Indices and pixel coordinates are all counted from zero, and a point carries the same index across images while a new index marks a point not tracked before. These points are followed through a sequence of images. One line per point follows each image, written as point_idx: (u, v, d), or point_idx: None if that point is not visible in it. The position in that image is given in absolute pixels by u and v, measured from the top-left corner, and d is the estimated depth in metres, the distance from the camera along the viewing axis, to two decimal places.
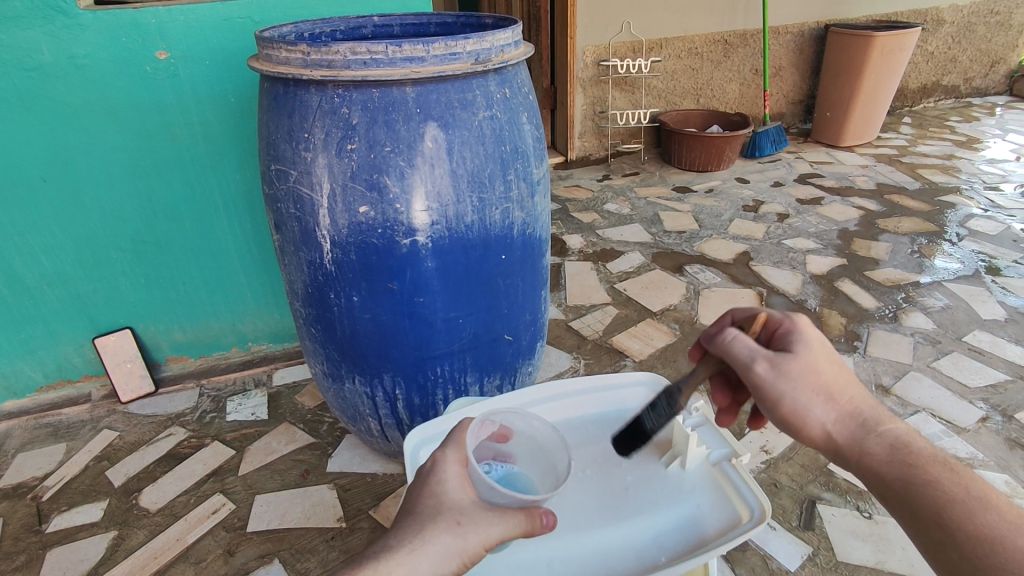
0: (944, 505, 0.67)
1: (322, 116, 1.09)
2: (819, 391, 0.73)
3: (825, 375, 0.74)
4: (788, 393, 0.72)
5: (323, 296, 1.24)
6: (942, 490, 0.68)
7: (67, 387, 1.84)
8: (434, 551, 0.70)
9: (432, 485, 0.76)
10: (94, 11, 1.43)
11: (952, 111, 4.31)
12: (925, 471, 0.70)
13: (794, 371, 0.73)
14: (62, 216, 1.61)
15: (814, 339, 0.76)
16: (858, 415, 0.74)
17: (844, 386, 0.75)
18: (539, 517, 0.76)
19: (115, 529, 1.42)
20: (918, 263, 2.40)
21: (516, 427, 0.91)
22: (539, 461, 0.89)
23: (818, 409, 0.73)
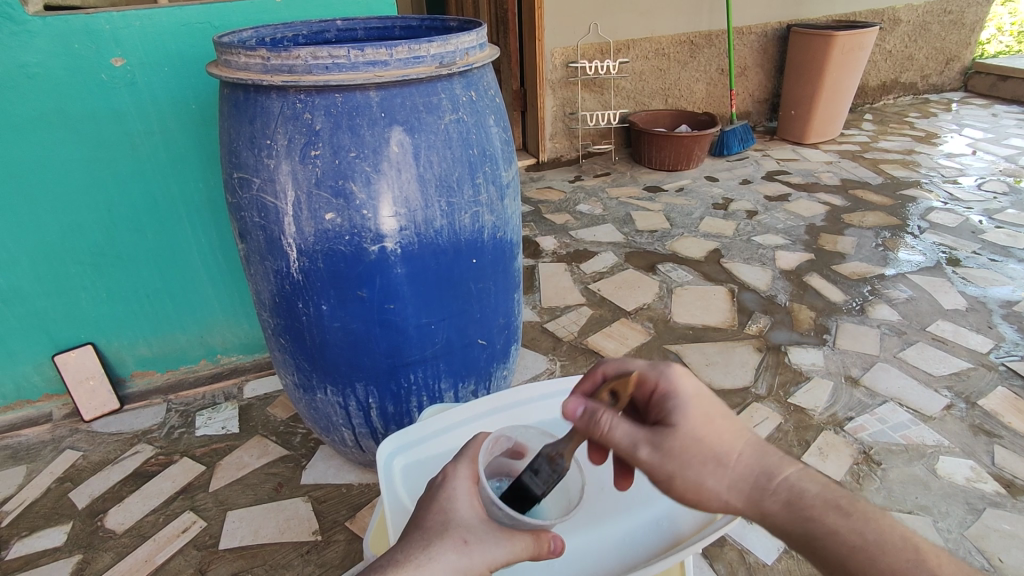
0: (872, 559, 0.67)
1: (284, 122, 1.07)
2: (709, 459, 0.73)
3: (713, 430, 0.74)
4: (676, 470, 0.72)
5: (292, 305, 1.21)
6: (862, 536, 0.68)
7: (27, 407, 1.77)
8: (439, 568, 0.67)
9: (440, 501, 0.74)
10: (43, 17, 1.37)
11: (911, 108, 4.44)
12: (843, 519, 0.70)
13: (680, 450, 0.72)
14: (15, 231, 1.55)
15: (693, 396, 0.76)
16: (752, 475, 0.73)
17: (737, 430, 0.75)
18: (547, 540, 0.74)
19: (80, 553, 1.37)
20: (883, 256, 2.47)
21: (532, 445, 0.90)
22: (553, 480, 0.87)
23: (709, 478, 0.73)
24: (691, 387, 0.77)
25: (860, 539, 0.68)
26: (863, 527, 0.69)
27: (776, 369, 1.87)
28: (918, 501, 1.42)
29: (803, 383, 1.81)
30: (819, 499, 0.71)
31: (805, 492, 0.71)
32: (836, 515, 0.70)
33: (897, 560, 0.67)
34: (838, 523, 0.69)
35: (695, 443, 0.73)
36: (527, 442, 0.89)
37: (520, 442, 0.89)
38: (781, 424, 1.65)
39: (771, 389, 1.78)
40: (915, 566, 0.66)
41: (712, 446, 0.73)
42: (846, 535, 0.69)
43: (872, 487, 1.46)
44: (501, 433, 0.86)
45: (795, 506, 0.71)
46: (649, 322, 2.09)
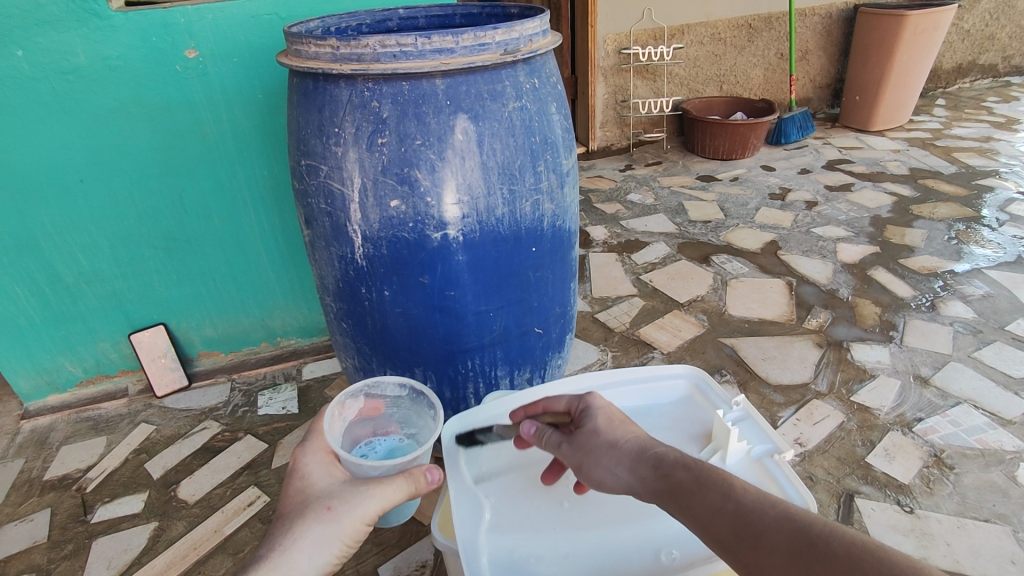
0: (702, 499, 0.65)
1: (352, 110, 1.09)
2: (603, 443, 0.78)
3: (615, 427, 0.80)
4: (584, 457, 0.78)
5: (355, 290, 1.24)
6: (695, 480, 0.67)
7: (105, 382, 1.88)
8: (311, 541, 0.75)
9: (297, 484, 0.84)
10: (125, 12, 1.44)
11: (989, 92, 4.16)
12: (685, 472, 0.68)
13: (586, 441, 0.79)
14: (97, 216, 1.64)
15: (603, 405, 0.84)
16: (637, 445, 0.76)
17: (600, 431, 0.79)
18: (423, 475, 0.84)
19: (156, 521, 1.46)
20: (956, 250, 2.33)
21: (381, 401, 1.09)
22: (411, 422, 1.08)
23: (603, 459, 0.76)
24: (602, 401, 0.85)
25: (693, 481, 0.67)
26: (700, 474, 0.68)
27: (838, 366, 1.80)
28: (996, 509, 1.35)
29: (867, 381, 1.73)
30: (674, 459, 0.71)
31: (667, 455, 0.72)
32: (683, 469, 0.69)
33: (721, 500, 0.64)
34: (684, 474, 0.68)
35: (597, 432, 0.79)
36: (376, 400, 1.08)
37: (373, 402, 1.08)
38: (844, 423, 1.59)
39: (833, 386, 1.72)
40: (729, 505, 0.64)
41: (605, 435, 0.78)
42: (681, 476, 0.68)
43: (944, 492, 1.39)
44: (347, 401, 1.05)
45: (659, 469, 0.71)
46: (702, 314, 2.05)
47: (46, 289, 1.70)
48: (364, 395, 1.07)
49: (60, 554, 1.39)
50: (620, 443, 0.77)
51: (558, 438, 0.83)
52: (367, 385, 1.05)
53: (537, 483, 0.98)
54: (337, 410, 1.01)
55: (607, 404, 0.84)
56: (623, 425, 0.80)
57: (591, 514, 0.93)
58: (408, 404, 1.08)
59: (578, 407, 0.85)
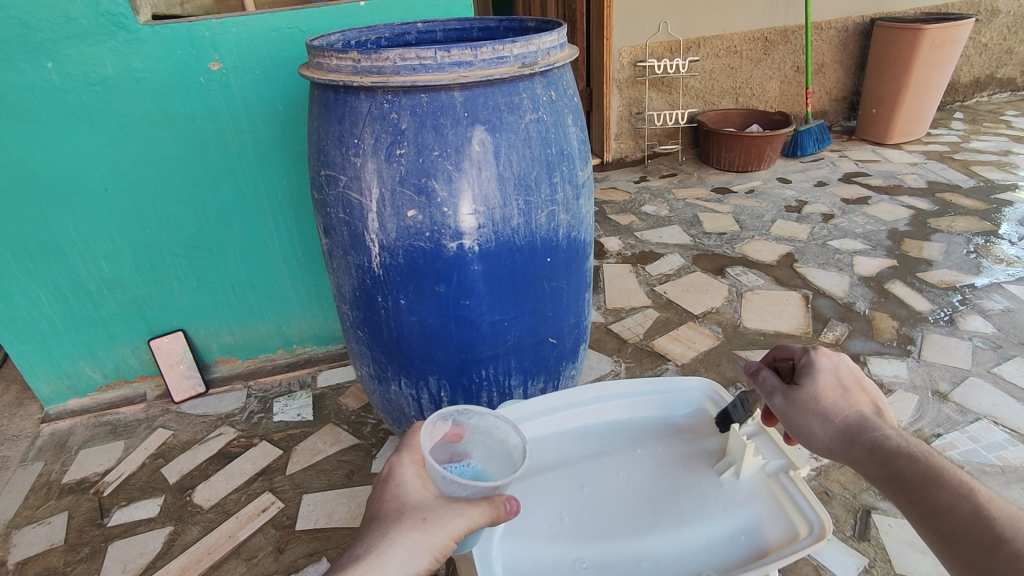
0: (933, 495, 0.64)
1: (371, 122, 1.10)
2: (821, 418, 0.76)
3: (839, 399, 0.77)
4: (796, 417, 0.78)
5: (371, 299, 1.26)
6: (924, 474, 0.66)
7: (124, 387, 1.92)
8: (404, 550, 0.71)
9: (392, 489, 0.79)
10: (153, 26, 1.48)
11: (1007, 106, 4.12)
12: (910, 464, 0.68)
13: (804, 404, 0.78)
14: (120, 223, 1.68)
15: (827, 370, 0.79)
16: (853, 425, 0.74)
17: (819, 401, 0.77)
18: (503, 503, 0.76)
19: (171, 525, 1.47)
20: (975, 264, 2.30)
21: (468, 425, 0.93)
22: (496, 454, 0.91)
23: (818, 430, 0.76)
24: (828, 360, 0.79)
25: (921, 476, 0.66)
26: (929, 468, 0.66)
27: None
28: None
29: (884, 396, 1.71)
30: (901, 449, 0.69)
31: (891, 442, 0.70)
32: (909, 460, 0.68)
33: (957, 496, 0.63)
34: (914, 466, 0.67)
35: (814, 397, 0.77)
36: (462, 424, 0.92)
37: (457, 425, 0.93)
38: None
39: None
40: (959, 504, 0.63)
41: (825, 406, 0.77)
42: (914, 471, 0.67)
43: None
44: (435, 417, 0.90)
45: (880, 457, 0.70)
46: (717, 326, 2.04)
47: (69, 295, 1.74)
48: (450, 418, 0.92)
49: (77, 557, 1.41)
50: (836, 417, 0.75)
51: (778, 386, 0.80)
52: (456, 407, 0.91)
53: (553, 492, 0.98)
54: (423, 427, 0.87)
55: (834, 363, 0.79)
56: (842, 397, 0.77)
57: (609, 523, 0.93)
58: (496, 432, 0.92)
59: (803, 363, 0.81)
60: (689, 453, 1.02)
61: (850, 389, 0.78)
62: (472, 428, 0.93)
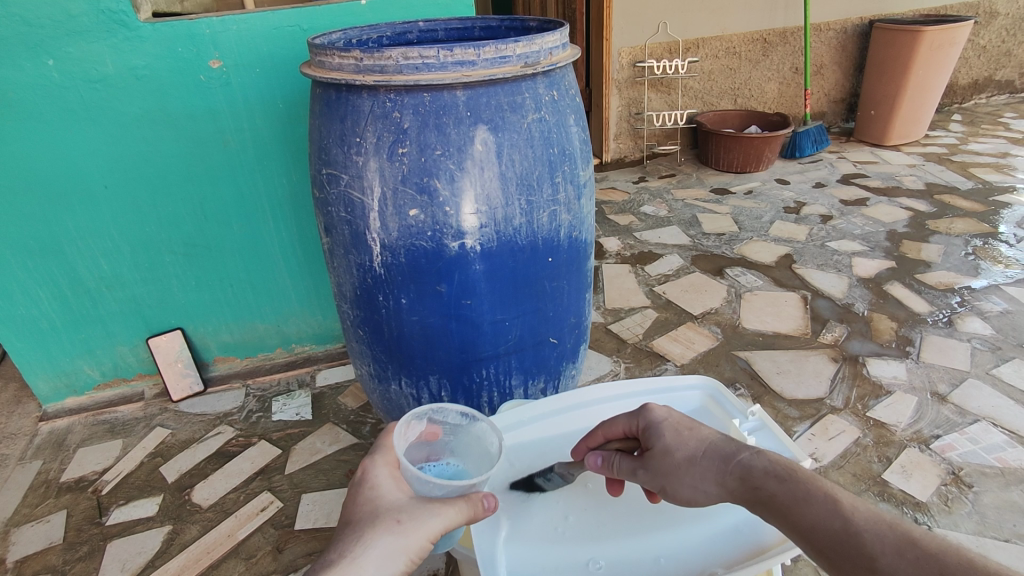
0: (808, 513, 0.63)
1: (374, 120, 1.10)
2: (681, 467, 0.74)
3: (684, 438, 0.76)
4: (664, 478, 0.76)
5: (372, 298, 1.25)
6: (791, 493, 0.65)
7: (122, 385, 1.91)
8: (379, 554, 0.70)
9: (366, 493, 0.78)
10: (153, 23, 1.48)
11: (1005, 108, 4.13)
12: (776, 483, 0.67)
13: (661, 464, 0.76)
14: (119, 221, 1.68)
15: (665, 420, 0.80)
16: (713, 457, 0.73)
17: (672, 456, 0.76)
18: (480, 500, 0.78)
19: (170, 524, 1.47)
20: (973, 266, 2.31)
21: (443, 425, 0.95)
22: (472, 453, 0.93)
23: (684, 481, 0.74)
24: (662, 411, 0.81)
25: (794, 498, 0.65)
26: (796, 489, 0.65)
27: (854, 381, 1.78)
28: (1016, 529, 1.32)
29: (883, 397, 1.71)
30: (763, 469, 0.68)
31: (755, 465, 0.69)
32: (775, 480, 0.67)
33: (826, 514, 0.62)
34: (778, 487, 0.66)
35: (668, 452, 0.76)
36: (438, 423, 0.94)
37: (433, 425, 0.94)
38: (860, 439, 1.57)
39: (848, 402, 1.70)
40: (832, 521, 0.61)
41: (679, 453, 0.75)
42: (779, 495, 0.66)
43: (963, 511, 1.37)
44: (412, 417, 0.91)
45: (747, 482, 0.69)
46: (716, 326, 2.04)
47: (68, 293, 1.73)
48: (426, 417, 0.93)
49: (75, 555, 1.41)
50: (695, 460, 0.74)
51: (629, 462, 0.80)
52: (432, 406, 0.93)
53: (556, 492, 0.98)
54: (399, 426, 0.88)
55: (666, 412, 0.81)
56: (692, 437, 0.76)
57: (610, 522, 0.93)
58: (472, 432, 0.94)
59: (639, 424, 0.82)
60: None
61: (693, 427, 0.78)
62: (448, 428, 0.94)
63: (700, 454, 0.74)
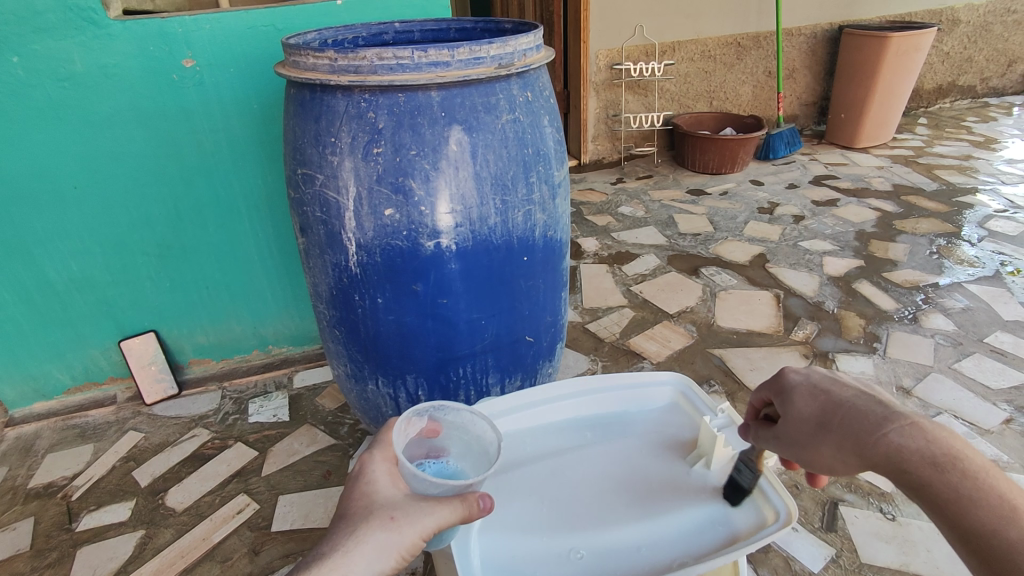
0: (966, 512, 0.59)
1: (348, 120, 1.11)
2: (814, 434, 0.71)
3: (817, 405, 0.71)
4: (803, 447, 0.72)
5: (348, 298, 1.26)
6: (951, 488, 0.60)
7: (93, 389, 1.87)
8: (371, 548, 0.71)
9: (361, 487, 0.79)
10: (123, 21, 1.46)
11: (969, 112, 4.27)
12: (928, 468, 0.61)
13: (794, 434, 0.74)
14: (90, 222, 1.65)
15: (800, 385, 0.74)
16: (850, 428, 0.67)
17: (802, 426, 0.72)
18: (475, 501, 0.79)
19: (143, 529, 1.45)
20: (937, 264, 2.38)
21: (444, 422, 0.94)
22: (470, 451, 0.93)
23: (817, 450, 0.70)
24: (797, 376, 0.75)
25: (953, 494, 0.60)
26: (959, 482, 0.60)
27: None
28: None
29: None
30: (916, 449, 0.62)
31: (897, 440, 0.63)
32: (931, 467, 0.61)
33: (998, 520, 0.57)
34: (932, 475, 0.61)
35: (807, 419, 0.72)
36: (438, 420, 0.94)
37: (433, 421, 0.94)
38: None
39: None
40: (997, 523, 0.57)
41: (813, 421, 0.71)
42: (938, 486, 0.60)
43: None
44: (411, 414, 0.91)
45: (893, 458, 0.63)
46: (691, 325, 2.08)
47: (36, 295, 1.70)
48: (426, 414, 0.93)
49: (44, 562, 1.38)
50: (829, 426, 0.69)
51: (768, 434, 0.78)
52: (432, 403, 0.92)
53: (531, 486, 0.99)
54: (399, 423, 0.88)
55: (803, 375, 0.75)
56: (826, 406, 0.70)
57: (582, 515, 0.94)
58: (471, 430, 0.93)
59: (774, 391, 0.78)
60: (659, 445, 1.05)
61: (828, 391, 0.72)
62: (448, 424, 0.94)
63: (835, 419, 0.69)
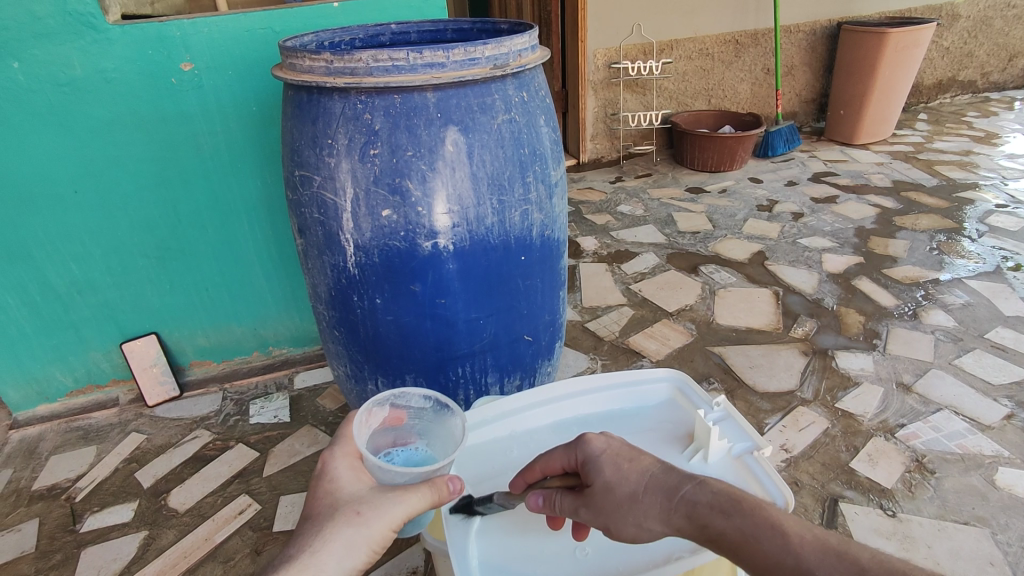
0: (751, 554, 0.62)
1: (345, 122, 1.11)
2: (623, 504, 0.71)
3: (623, 470, 0.73)
4: (608, 520, 0.72)
5: (347, 298, 1.26)
6: (740, 531, 0.64)
7: (96, 392, 1.88)
8: (339, 547, 0.71)
9: (324, 485, 0.80)
10: (122, 26, 1.47)
11: (969, 107, 4.26)
12: (721, 517, 0.65)
13: (602, 505, 0.73)
14: (91, 226, 1.66)
15: (603, 452, 0.76)
16: (658, 494, 0.70)
17: (615, 497, 0.72)
18: (443, 485, 0.79)
19: (146, 530, 1.45)
20: (937, 260, 2.38)
21: (407, 409, 0.96)
22: (437, 436, 0.95)
23: (629, 521, 0.71)
24: (599, 441, 0.77)
25: (740, 535, 0.64)
26: (742, 523, 0.64)
27: (823, 373, 1.83)
28: (976, 512, 1.37)
29: (851, 388, 1.76)
30: (707, 502, 0.66)
31: (695, 499, 0.67)
32: (720, 515, 0.65)
33: (776, 552, 0.61)
34: (721, 523, 0.65)
35: (613, 488, 0.73)
36: (401, 408, 0.96)
37: (396, 409, 0.96)
38: (828, 429, 1.62)
39: (818, 394, 1.75)
40: (781, 556, 0.61)
41: (623, 489, 0.72)
42: (727, 531, 0.64)
43: (925, 496, 1.42)
44: (372, 405, 0.93)
45: (692, 517, 0.67)
46: (690, 323, 2.08)
47: (39, 299, 1.71)
48: (388, 403, 0.95)
49: (48, 563, 1.39)
50: (641, 494, 0.71)
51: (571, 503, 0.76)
52: (393, 392, 0.94)
53: None
54: (360, 414, 0.90)
55: (604, 442, 0.77)
56: (634, 473, 0.73)
57: None
58: (435, 415, 0.95)
59: (578, 459, 0.78)
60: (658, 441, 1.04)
61: (631, 456, 0.75)
62: (412, 410, 0.96)
63: (643, 488, 0.71)
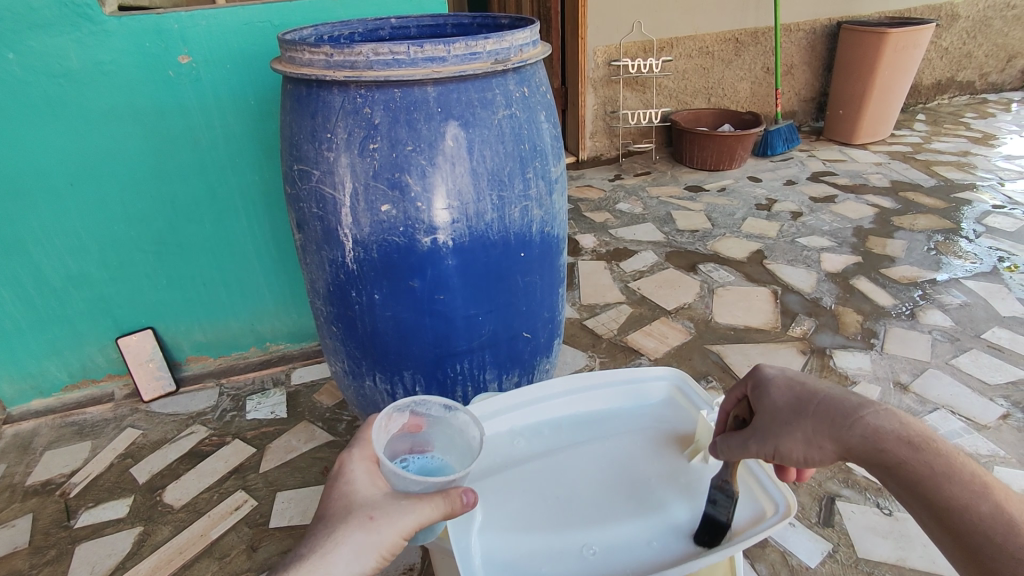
0: (942, 490, 0.65)
1: (344, 116, 1.10)
2: (791, 425, 0.74)
3: (797, 395, 0.75)
4: (773, 440, 0.75)
5: (345, 294, 1.25)
6: (929, 467, 0.66)
7: (90, 387, 1.87)
8: (348, 549, 0.72)
9: (341, 487, 0.79)
10: (119, 18, 1.46)
11: (967, 108, 4.27)
12: (907, 449, 0.67)
13: (767, 425, 0.76)
14: (87, 219, 1.64)
15: (776, 377, 0.79)
16: (829, 417, 0.72)
17: (778, 419, 0.75)
18: (458, 497, 0.76)
19: (141, 526, 1.45)
20: (935, 260, 2.38)
21: (427, 417, 0.95)
22: (454, 446, 0.94)
23: (790, 444, 0.74)
24: (774, 369, 0.80)
25: (929, 470, 0.66)
26: (932, 459, 0.66)
27: (820, 372, 1.83)
28: None
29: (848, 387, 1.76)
30: (894, 431, 0.68)
31: (879, 426, 0.69)
32: (909, 447, 0.67)
33: (970, 496, 0.64)
34: (909, 455, 0.67)
35: (779, 408, 0.76)
36: (420, 416, 0.94)
37: (415, 416, 0.95)
38: None
39: None
40: (971, 499, 0.64)
41: (789, 409, 0.75)
42: (918, 467, 0.66)
43: None
44: (393, 410, 0.92)
45: (874, 439, 0.68)
46: (689, 321, 2.08)
47: (34, 293, 1.69)
48: (408, 410, 0.93)
49: (43, 559, 1.38)
50: (805, 412, 0.73)
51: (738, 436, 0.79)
52: (413, 399, 0.92)
53: (533, 482, 0.99)
54: (378, 420, 0.89)
55: (780, 371, 0.80)
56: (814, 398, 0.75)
57: (579, 513, 0.95)
58: (453, 426, 0.94)
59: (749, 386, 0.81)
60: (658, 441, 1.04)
61: (808, 383, 0.76)
62: (431, 419, 0.95)
63: (810, 407, 0.73)
